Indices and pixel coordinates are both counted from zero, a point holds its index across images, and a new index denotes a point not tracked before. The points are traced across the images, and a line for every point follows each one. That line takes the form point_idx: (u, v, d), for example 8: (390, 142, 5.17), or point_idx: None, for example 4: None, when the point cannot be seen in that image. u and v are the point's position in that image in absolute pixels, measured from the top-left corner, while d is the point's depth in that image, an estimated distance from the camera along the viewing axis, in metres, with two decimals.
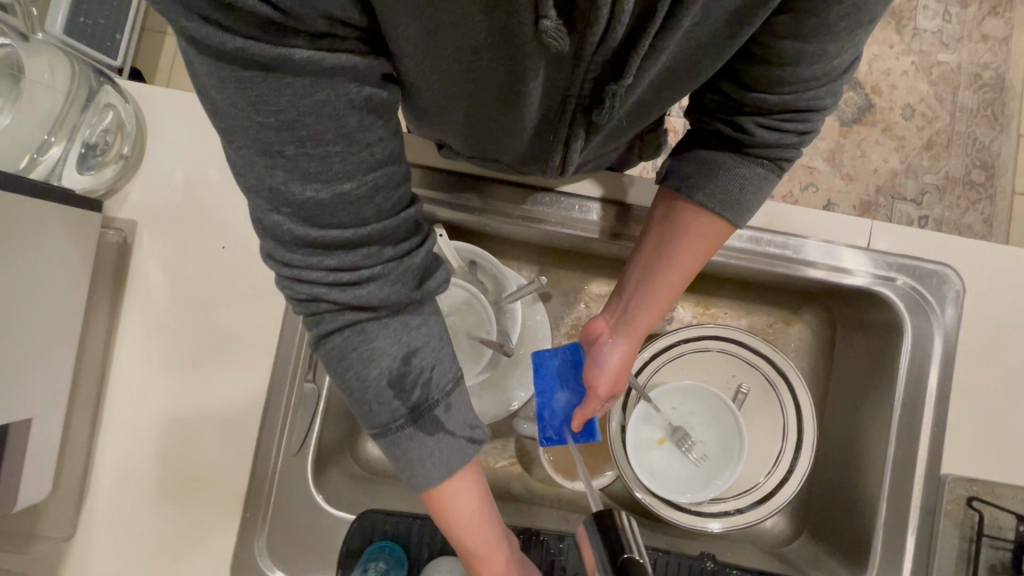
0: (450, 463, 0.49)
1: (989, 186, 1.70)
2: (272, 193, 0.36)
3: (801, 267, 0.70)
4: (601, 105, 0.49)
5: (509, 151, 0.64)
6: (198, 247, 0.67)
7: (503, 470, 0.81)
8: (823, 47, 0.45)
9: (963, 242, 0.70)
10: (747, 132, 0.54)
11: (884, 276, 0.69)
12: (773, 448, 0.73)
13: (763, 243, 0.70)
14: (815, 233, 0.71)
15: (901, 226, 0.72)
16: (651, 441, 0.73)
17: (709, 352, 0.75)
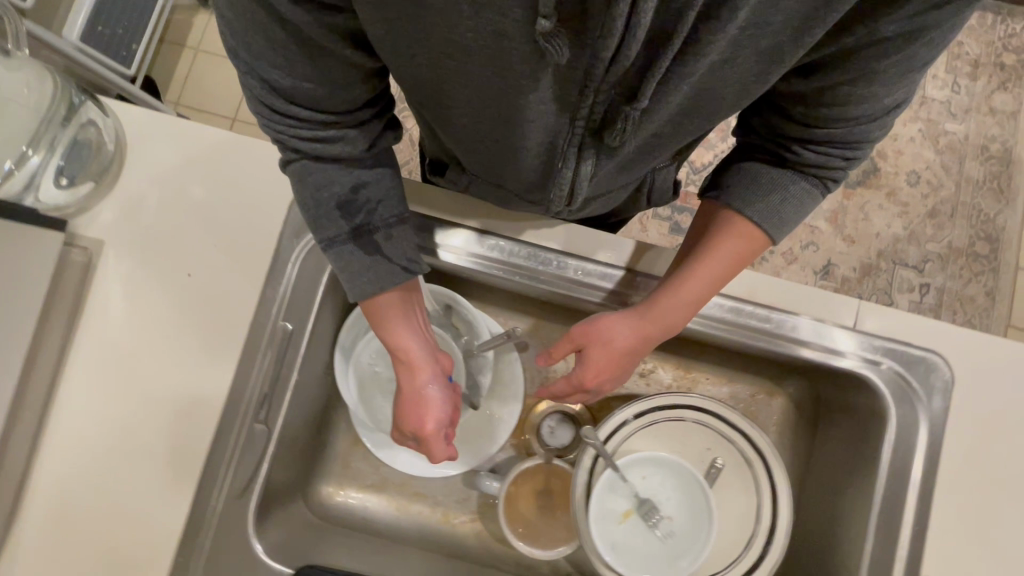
0: (386, 280, 0.58)
1: (993, 259, 1.68)
2: (251, 68, 0.46)
3: (793, 347, 0.68)
4: (614, 128, 0.52)
5: (517, 179, 0.66)
6: (164, 270, 0.65)
7: (460, 528, 0.76)
8: (872, 90, 0.48)
9: (957, 330, 0.67)
10: (795, 152, 0.56)
11: (871, 359, 0.66)
12: (746, 531, 0.68)
13: (743, 314, 0.68)
14: (808, 309, 0.68)
15: (886, 307, 0.69)
16: (616, 513, 0.69)
17: (684, 423, 0.71)
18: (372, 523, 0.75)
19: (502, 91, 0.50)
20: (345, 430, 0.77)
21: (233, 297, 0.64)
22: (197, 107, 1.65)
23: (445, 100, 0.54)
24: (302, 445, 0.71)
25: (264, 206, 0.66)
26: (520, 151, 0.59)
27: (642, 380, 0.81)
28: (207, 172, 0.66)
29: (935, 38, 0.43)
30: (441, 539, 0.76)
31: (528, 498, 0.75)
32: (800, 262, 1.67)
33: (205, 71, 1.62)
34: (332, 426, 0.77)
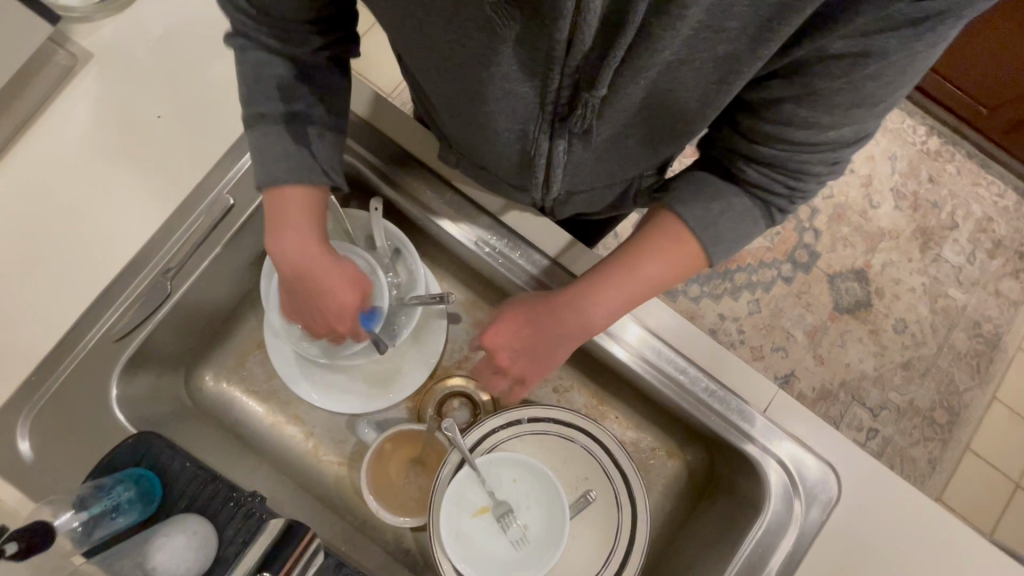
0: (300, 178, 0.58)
1: (947, 431, 1.68)
2: None
3: (744, 442, 0.66)
4: (575, 114, 0.53)
5: (496, 167, 0.66)
6: (136, 105, 0.65)
7: (322, 466, 0.74)
8: (819, 117, 0.50)
9: (873, 463, 0.65)
10: (744, 171, 0.58)
11: (782, 462, 0.65)
12: (590, 569, 0.67)
13: (669, 365, 0.68)
14: (767, 411, 0.67)
15: (804, 409, 0.68)
16: (471, 505, 0.67)
17: (573, 445, 0.70)
18: (240, 426, 0.74)
19: (465, 52, 0.50)
20: (253, 329, 0.76)
21: (188, 154, 0.64)
22: None
23: (407, 44, 0.55)
24: (201, 322, 0.71)
25: None
26: (492, 136, 0.60)
27: (555, 394, 0.80)
28: (210, 30, 0.67)
29: (885, 70, 0.45)
30: (299, 469, 0.74)
31: (398, 458, 0.74)
32: (764, 362, 1.67)
33: None
34: (241, 319, 0.76)
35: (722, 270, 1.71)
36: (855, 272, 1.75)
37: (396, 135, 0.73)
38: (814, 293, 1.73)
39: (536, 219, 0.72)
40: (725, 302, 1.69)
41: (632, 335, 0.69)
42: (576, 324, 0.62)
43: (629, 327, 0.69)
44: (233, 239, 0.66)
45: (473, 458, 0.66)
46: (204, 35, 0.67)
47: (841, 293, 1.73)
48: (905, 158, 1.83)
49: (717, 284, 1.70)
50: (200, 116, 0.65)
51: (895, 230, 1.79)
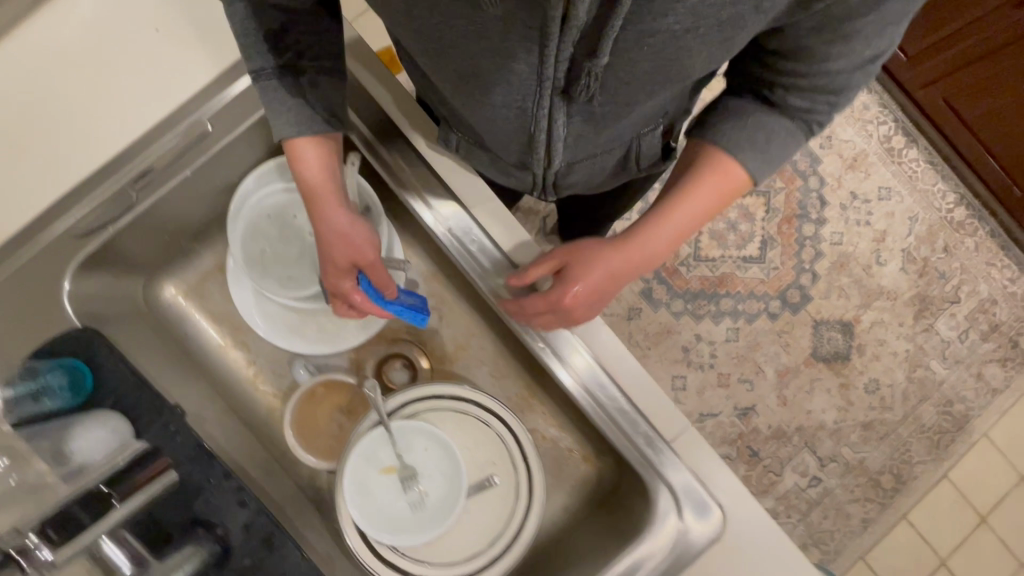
0: (300, 126, 0.61)
1: (889, 496, 1.70)
2: None
3: (643, 466, 0.69)
4: (577, 85, 0.53)
5: (494, 140, 0.66)
6: (139, 12, 0.66)
7: (258, 395, 0.79)
8: (846, 36, 0.52)
9: (755, 508, 0.67)
10: (779, 95, 0.61)
11: (671, 490, 0.68)
12: (476, 547, 0.70)
13: (592, 381, 0.71)
14: (673, 441, 0.70)
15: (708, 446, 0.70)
16: (379, 463, 0.71)
17: (488, 429, 0.73)
18: (187, 340, 0.78)
19: (466, 23, 0.50)
20: (218, 252, 0.80)
21: (179, 69, 0.65)
22: None
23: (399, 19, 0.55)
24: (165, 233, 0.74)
25: None
26: (492, 111, 0.60)
27: (490, 377, 0.83)
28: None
29: None
30: (234, 392, 0.78)
31: (325, 406, 0.78)
32: (727, 390, 1.69)
33: None
34: (207, 240, 0.79)
35: (710, 292, 1.71)
36: (842, 323, 1.74)
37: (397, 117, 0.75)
38: (795, 335, 1.72)
39: (512, 229, 0.73)
40: (705, 323, 1.70)
41: (579, 362, 0.71)
42: (639, 263, 0.67)
43: (579, 353, 0.71)
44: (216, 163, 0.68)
45: (388, 420, 0.70)
46: None
47: (822, 340, 1.72)
48: (925, 222, 1.78)
49: (701, 304, 1.70)
50: (197, 35, 0.65)
51: (894, 291, 1.76)
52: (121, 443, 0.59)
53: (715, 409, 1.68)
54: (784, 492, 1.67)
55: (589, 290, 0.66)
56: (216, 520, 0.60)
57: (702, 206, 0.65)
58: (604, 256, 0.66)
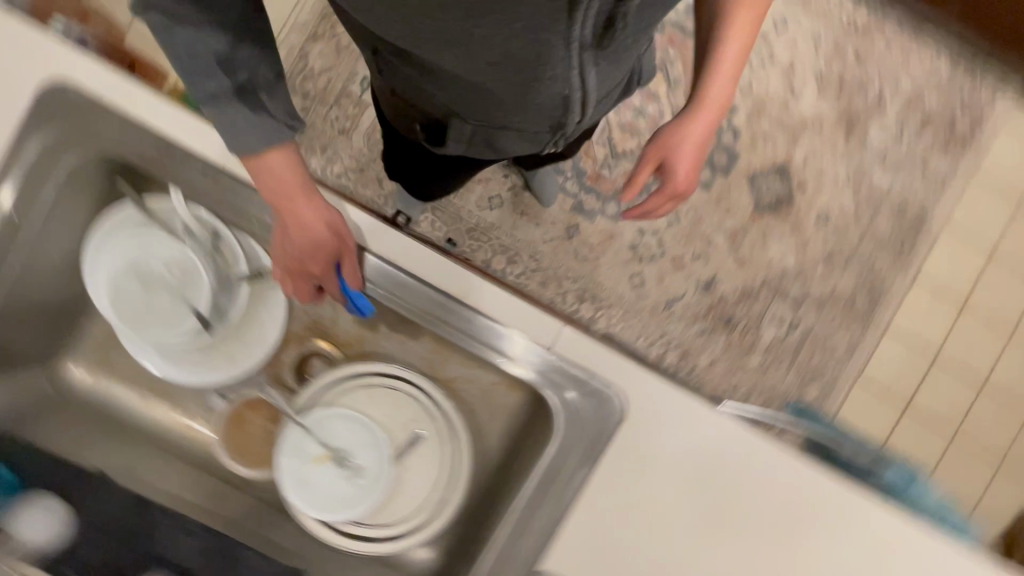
0: (271, 135, 0.61)
1: (867, 314, 1.73)
2: None
3: (535, 375, 0.73)
4: (612, 31, 0.54)
5: (523, 113, 0.68)
6: None
7: (194, 436, 0.83)
8: None
9: (643, 371, 0.73)
10: None
11: (562, 385, 0.73)
12: (424, 496, 0.76)
13: (471, 321, 0.74)
14: (552, 345, 0.74)
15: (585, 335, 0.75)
16: (310, 456, 0.75)
17: (400, 394, 0.80)
18: (108, 408, 0.82)
19: (512, 24, 0.51)
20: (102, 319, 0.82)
21: None
22: None
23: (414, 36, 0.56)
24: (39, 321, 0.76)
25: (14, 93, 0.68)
26: (535, 87, 0.61)
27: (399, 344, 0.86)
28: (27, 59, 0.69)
29: None
30: (168, 439, 0.83)
31: (251, 427, 0.83)
32: (685, 270, 1.70)
33: None
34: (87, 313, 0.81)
35: None
36: (776, 168, 1.72)
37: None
38: (732, 195, 1.72)
39: (406, 243, 0.75)
40: None
41: (518, 348, 0.74)
42: (719, 114, 0.73)
43: (516, 341, 0.74)
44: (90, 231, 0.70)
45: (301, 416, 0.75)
46: None
47: (761, 191, 1.71)
48: (830, 37, 1.73)
49: None
50: None
51: (819, 118, 1.73)
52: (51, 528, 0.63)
53: (679, 292, 1.70)
54: (767, 345, 1.70)
55: (684, 159, 0.74)
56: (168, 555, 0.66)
57: (745, 32, 0.69)
58: (692, 129, 0.73)
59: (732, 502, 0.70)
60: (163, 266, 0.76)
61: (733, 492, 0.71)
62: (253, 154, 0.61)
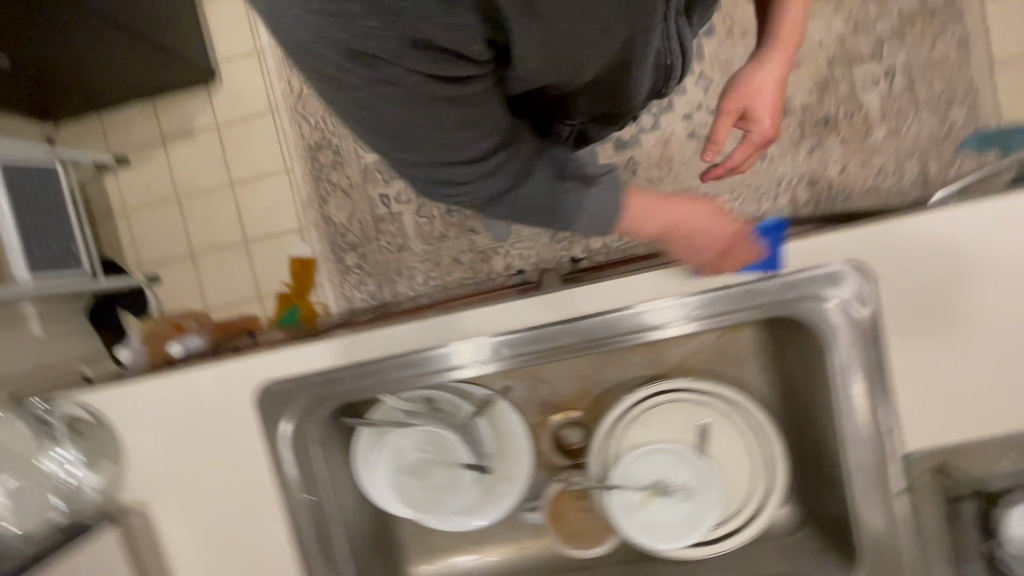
0: (614, 189, 0.66)
1: (951, 6, 1.52)
2: None
3: (772, 307, 0.79)
4: None
5: (631, 100, 0.80)
6: (205, 497, 0.81)
7: (532, 552, 0.91)
8: None
9: (860, 237, 0.76)
10: None
11: (804, 299, 0.78)
12: (749, 463, 0.79)
13: (694, 307, 0.80)
14: (771, 273, 0.78)
15: (784, 246, 0.78)
16: (640, 504, 0.78)
17: (662, 405, 0.80)
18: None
19: (613, 38, 0.53)
20: (402, 519, 0.91)
21: (263, 493, 0.80)
22: (152, 262, 1.80)
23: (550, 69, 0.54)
24: (374, 554, 0.86)
25: (238, 423, 0.79)
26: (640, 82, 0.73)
27: (618, 368, 0.88)
28: (226, 391, 0.78)
29: None
30: (517, 569, 0.90)
31: (575, 512, 0.85)
32: None
33: (141, 227, 1.77)
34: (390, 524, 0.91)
35: None
36: None
37: (431, 328, 0.79)
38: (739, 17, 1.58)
39: (536, 302, 0.79)
40: (679, 102, 1.59)
41: (668, 313, 0.80)
42: (792, 36, 0.82)
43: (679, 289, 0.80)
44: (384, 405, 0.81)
45: (612, 484, 0.77)
46: (182, 427, 0.80)
47: None
48: None
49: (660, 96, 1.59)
50: (240, 469, 0.80)
51: None
52: None
53: None
54: (880, 112, 1.54)
55: (770, 94, 0.85)
56: None
57: None
58: (772, 70, 0.83)
59: (998, 272, 0.75)
60: (417, 450, 0.83)
61: (993, 266, 0.75)
62: (620, 212, 0.67)
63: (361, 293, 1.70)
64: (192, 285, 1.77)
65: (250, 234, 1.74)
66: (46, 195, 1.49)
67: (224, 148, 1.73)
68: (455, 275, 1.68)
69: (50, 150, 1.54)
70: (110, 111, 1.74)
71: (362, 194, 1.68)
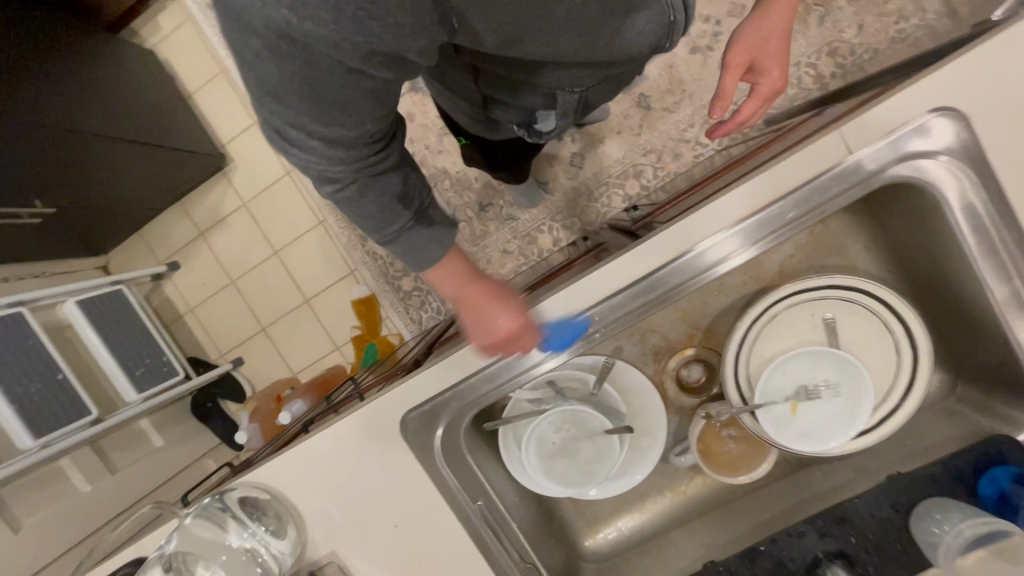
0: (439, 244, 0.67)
1: None
2: None
3: (869, 182, 0.68)
4: None
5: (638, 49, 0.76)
6: (379, 538, 0.81)
7: (695, 493, 0.92)
8: None
9: (949, 74, 0.65)
10: None
11: (905, 161, 0.67)
12: (889, 342, 0.76)
13: (780, 212, 0.70)
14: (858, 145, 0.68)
15: (858, 114, 0.68)
16: (787, 415, 0.78)
17: (781, 315, 0.78)
18: (634, 539, 0.92)
19: None
20: (561, 502, 0.93)
21: (432, 515, 0.80)
22: (226, 343, 1.86)
23: None
24: (550, 540, 0.88)
25: (389, 454, 0.80)
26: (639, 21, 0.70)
27: (720, 295, 0.87)
28: (374, 430, 0.80)
29: None
30: (687, 513, 0.91)
31: (719, 443, 0.86)
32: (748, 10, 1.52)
33: (207, 318, 1.85)
34: (552, 509, 0.93)
35: None
36: None
37: (518, 322, 0.77)
38: None
39: (610, 266, 0.75)
40: None
41: (726, 246, 0.72)
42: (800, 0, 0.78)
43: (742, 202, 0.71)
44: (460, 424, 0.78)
45: (755, 405, 0.77)
46: (340, 476, 0.81)
47: None
48: None
49: None
50: (404, 498, 0.80)
51: None
52: None
53: None
54: None
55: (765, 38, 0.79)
56: (814, 557, 0.73)
57: None
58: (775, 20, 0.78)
59: None
60: (558, 432, 0.86)
61: None
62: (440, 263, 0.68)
63: (427, 312, 1.74)
64: (274, 357, 1.85)
65: (309, 293, 1.80)
66: (124, 319, 1.59)
67: (258, 223, 1.80)
68: (509, 267, 1.69)
69: (111, 280, 1.65)
70: (148, 225, 1.83)
71: None
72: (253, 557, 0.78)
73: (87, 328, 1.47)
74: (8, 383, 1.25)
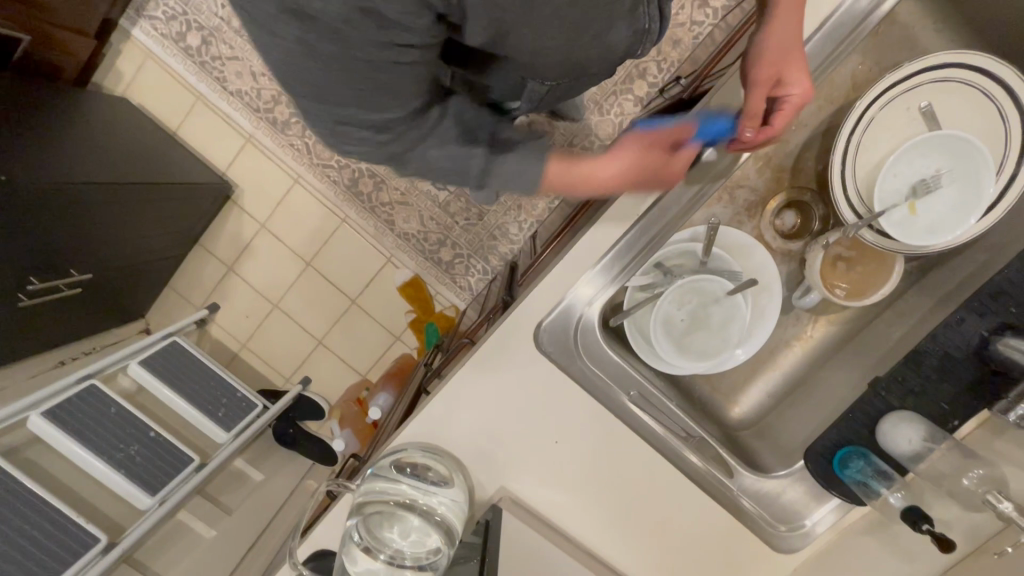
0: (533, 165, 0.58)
1: None
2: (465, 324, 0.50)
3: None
4: None
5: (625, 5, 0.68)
6: (546, 459, 0.82)
7: (822, 332, 0.92)
8: None
9: None
10: None
11: None
12: (990, 108, 0.75)
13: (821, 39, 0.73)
14: None
15: None
16: (908, 216, 0.77)
17: (875, 120, 0.77)
18: (777, 395, 0.93)
19: None
20: (697, 381, 0.92)
21: (591, 416, 0.81)
22: (289, 368, 1.86)
23: None
24: (700, 416, 0.89)
25: (533, 373, 0.81)
26: None
27: (802, 127, 0.85)
28: (508, 353, 0.81)
29: None
30: (820, 353, 0.92)
31: (836, 271, 0.85)
32: None
33: (261, 346, 1.84)
34: (693, 390, 0.92)
35: None
36: None
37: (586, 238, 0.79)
38: None
39: None
40: None
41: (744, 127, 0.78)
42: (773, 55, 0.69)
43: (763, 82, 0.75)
44: (594, 350, 0.83)
45: (875, 215, 0.76)
46: (490, 411, 0.81)
47: None
48: None
49: None
50: (558, 411, 0.81)
51: None
52: (928, 432, 0.73)
53: None
54: None
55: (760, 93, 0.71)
56: (977, 337, 0.73)
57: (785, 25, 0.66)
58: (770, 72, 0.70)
59: None
60: (679, 308, 0.86)
61: None
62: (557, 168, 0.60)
63: (474, 276, 1.73)
64: (339, 365, 1.84)
65: (353, 293, 1.79)
66: (188, 366, 1.57)
67: (283, 239, 1.77)
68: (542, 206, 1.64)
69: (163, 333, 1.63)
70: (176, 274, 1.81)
71: (417, 195, 1.67)
72: (425, 512, 0.76)
73: (158, 384, 1.45)
74: (107, 452, 1.24)
